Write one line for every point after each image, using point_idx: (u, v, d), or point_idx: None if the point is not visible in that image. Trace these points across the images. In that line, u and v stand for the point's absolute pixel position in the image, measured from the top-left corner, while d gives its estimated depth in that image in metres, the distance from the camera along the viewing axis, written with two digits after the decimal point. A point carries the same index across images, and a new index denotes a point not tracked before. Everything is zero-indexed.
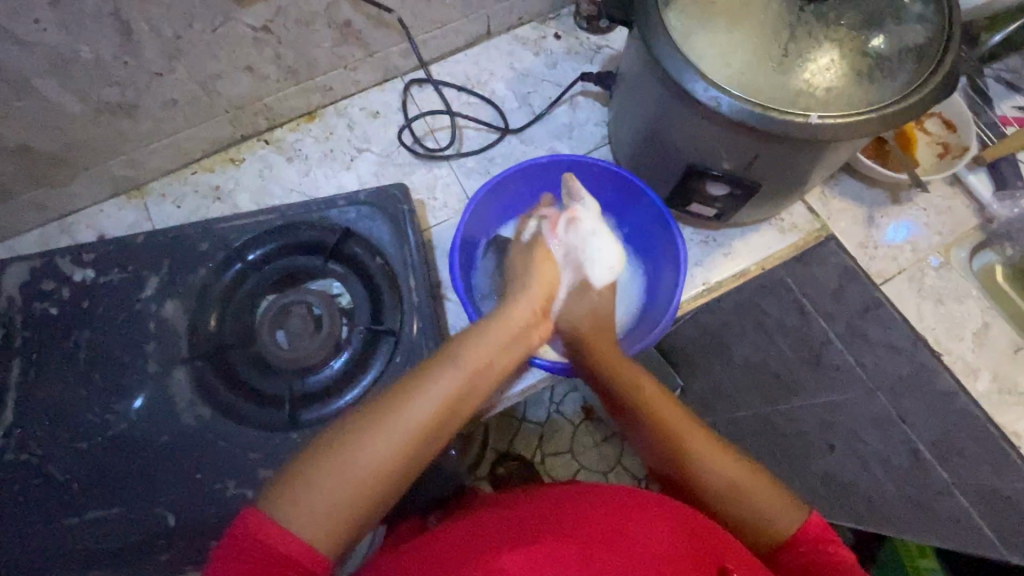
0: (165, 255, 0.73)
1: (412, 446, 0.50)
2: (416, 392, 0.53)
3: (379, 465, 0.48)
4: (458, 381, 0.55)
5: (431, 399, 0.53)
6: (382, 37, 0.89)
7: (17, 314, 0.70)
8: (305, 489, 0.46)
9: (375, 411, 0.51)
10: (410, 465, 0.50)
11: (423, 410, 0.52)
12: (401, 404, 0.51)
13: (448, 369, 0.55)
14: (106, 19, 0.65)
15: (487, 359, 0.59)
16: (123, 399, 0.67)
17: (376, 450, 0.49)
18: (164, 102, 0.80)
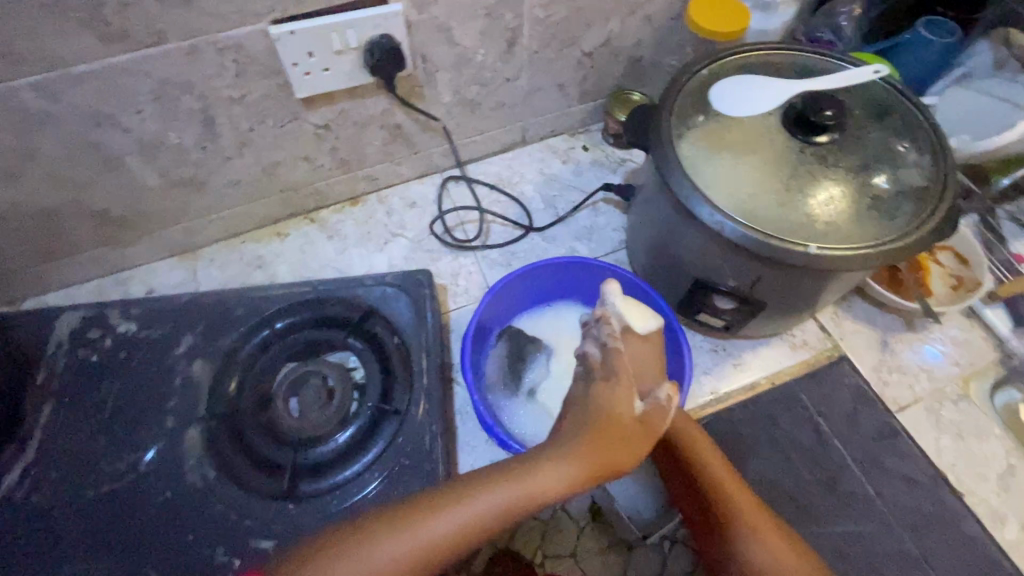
0: (203, 317, 0.79)
1: (423, 555, 0.55)
2: (462, 500, 0.57)
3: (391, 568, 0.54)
4: (495, 505, 0.56)
5: (461, 514, 0.56)
6: (428, 139, 0.99)
7: (61, 358, 0.76)
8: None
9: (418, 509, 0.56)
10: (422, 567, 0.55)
11: (438, 532, 0.55)
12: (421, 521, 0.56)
13: (476, 502, 0.56)
14: (196, 114, 0.77)
15: (536, 495, 0.57)
16: (137, 450, 0.70)
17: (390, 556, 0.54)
18: (228, 181, 0.89)
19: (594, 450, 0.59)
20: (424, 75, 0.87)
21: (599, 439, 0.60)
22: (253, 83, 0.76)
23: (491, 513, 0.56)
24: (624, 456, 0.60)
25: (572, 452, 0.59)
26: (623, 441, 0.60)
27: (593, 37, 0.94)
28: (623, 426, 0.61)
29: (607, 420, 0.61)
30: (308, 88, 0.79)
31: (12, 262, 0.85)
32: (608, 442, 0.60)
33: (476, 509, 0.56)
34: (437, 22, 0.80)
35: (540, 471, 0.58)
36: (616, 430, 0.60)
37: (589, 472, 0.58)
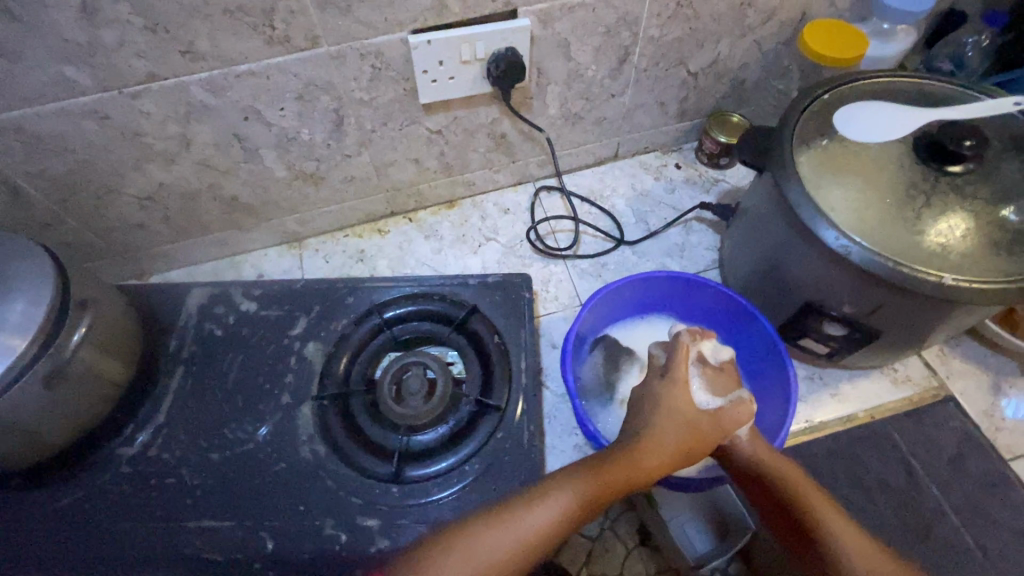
0: (318, 302, 0.84)
1: (518, 551, 0.56)
2: (551, 493, 0.59)
3: (496, 561, 0.55)
4: (586, 495, 0.59)
5: (553, 505, 0.58)
6: (528, 149, 1.03)
7: (191, 330, 0.82)
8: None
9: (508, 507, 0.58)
10: (517, 565, 0.56)
11: (534, 523, 0.57)
12: (516, 513, 0.57)
13: (566, 487, 0.59)
14: (330, 113, 0.83)
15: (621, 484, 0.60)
16: (256, 422, 0.75)
17: (491, 550, 0.55)
18: (344, 177, 0.95)
19: (671, 439, 0.63)
20: (537, 87, 0.90)
21: (672, 429, 0.64)
22: (384, 87, 0.82)
23: (587, 500, 0.59)
24: (697, 441, 0.64)
25: (646, 436, 0.63)
26: (695, 432, 0.65)
27: (701, 58, 0.95)
28: (691, 418, 0.65)
29: (678, 409, 0.65)
30: (433, 94, 0.84)
31: (149, 239, 0.94)
32: (681, 427, 0.64)
33: (569, 494, 0.59)
34: (558, 37, 0.83)
35: (621, 457, 0.62)
36: (688, 417, 0.65)
37: (669, 460, 0.62)
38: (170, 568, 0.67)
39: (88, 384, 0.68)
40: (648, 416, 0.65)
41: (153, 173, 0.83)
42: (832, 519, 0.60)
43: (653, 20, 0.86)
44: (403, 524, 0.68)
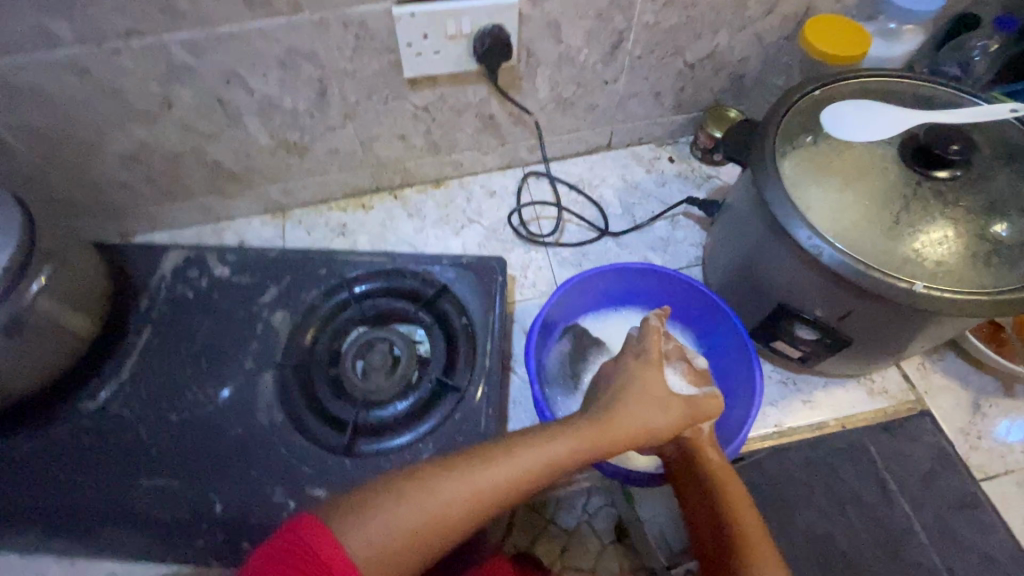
0: (290, 271, 0.84)
1: (472, 503, 0.55)
2: (515, 451, 0.58)
3: (446, 512, 0.54)
4: (551, 456, 0.59)
5: (514, 463, 0.58)
6: (518, 132, 1.01)
7: (163, 291, 0.82)
8: (382, 523, 0.52)
9: (470, 458, 0.58)
10: (467, 517, 0.55)
11: (492, 480, 0.56)
12: (478, 466, 0.57)
13: (532, 447, 0.59)
14: (313, 82, 0.82)
15: (585, 452, 0.60)
16: (217, 385, 0.75)
17: (444, 501, 0.55)
18: (328, 149, 0.95)
19: (643, 415, 0.64)
20: (526, 68, 0.88)
21: (644, 408, 0.64)
22: (368, 59, 0.80)
23: (549, 463, 0.58)
24: (667, 422, 0.65)
25: (616, 409, 0.63)
26: (665, 414, 0.65)
27: (699, 48, 0.93)
28: (664, 400, 0.65)
29: (651, 390, 0.66)
30: (417, 68, 0.83)
31: (132, 199, 0.94)
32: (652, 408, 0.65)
33: (533, 454, 0.58)
34: (548, 17, 0.81)
35: (592, 426, 0.62)
36: (660, 398, 0.65)
37: (637, 435, 0.63)
38: (123, 522, 0.68)
39: (51, 335, 0.69)
40: (618, 392, 0.66)
41: (134, 132, 0.83)
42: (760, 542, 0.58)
43: (648, 5, 0.83)
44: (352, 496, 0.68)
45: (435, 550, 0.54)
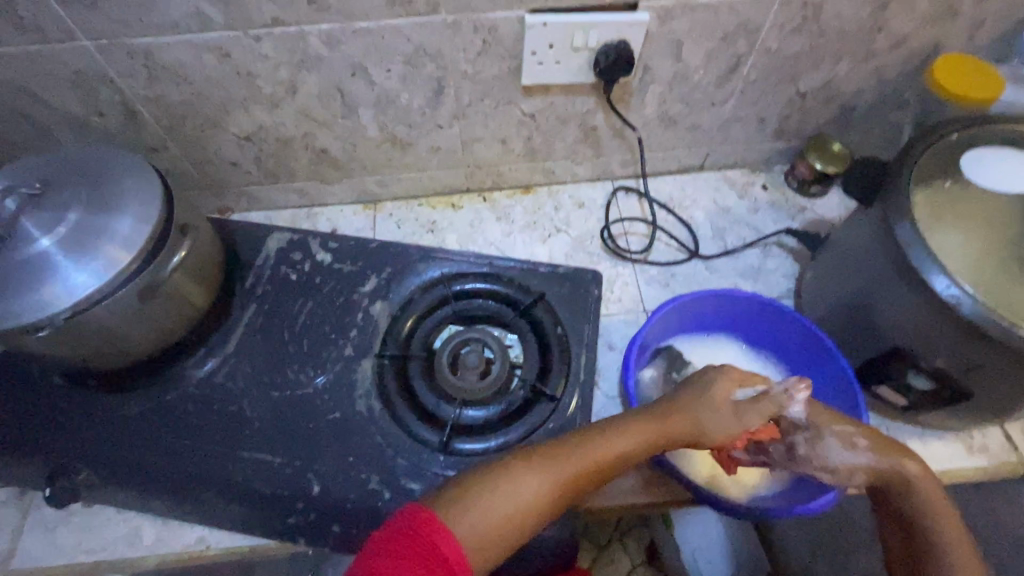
0: (389, 264, 0.86)
1: (559, 490, 0.57)
2: (592, 442, 0.61)
3: (534, 500, 0.56)
4: (625, 447, 0.61)
5: (594, 452, 0.60)
6: (615, 146, 1.01)
7: (267, 270, 0.85)
8: (466, 521, 0.53)
9: (551, 448, 0.60)
10: (552, 505, 0.57)
11: (578, 466, 0.59)
12: (562, 455, 0.59)
13: (608, 439, 0.61)
14: (432, 81, 0.83)
15: (656, 443, 0.63)
16: (317, 368, 0.77)
17: (528, 492, 0.56)
18: (430, 147, 0.96)
19: (711, 416, 0.64)
20: (639, 84, 0.88)
21: (703, 411, 0.64)
22: (490, 63, 0.81)
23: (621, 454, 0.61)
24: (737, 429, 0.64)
25: (666, 411, 0.64)
26: (724, 423, 0.64)
27: (815, 78, 0.91)
28: (725, 403, 0.65)
29: (717, 396, 0.65)
30: (536, 77, 0.83)
31: (239, 177, 0.97)
32: (700, 411, 0.64)
33: (610, 445, 0.61)
34: (673, 36, 0.81)
35: (660, 416, 0.64)
36: (721, 400, 0.65)
37: (704, 436, 0.64)
38: (222, 491, 0.70)
39: (173, 305, 0.71)
40: (684, 391, 0.66)
41: (257, 115, 0.86)
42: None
43: (775, 31, 0.82)
44: None
45: (518, 541, 0.56)
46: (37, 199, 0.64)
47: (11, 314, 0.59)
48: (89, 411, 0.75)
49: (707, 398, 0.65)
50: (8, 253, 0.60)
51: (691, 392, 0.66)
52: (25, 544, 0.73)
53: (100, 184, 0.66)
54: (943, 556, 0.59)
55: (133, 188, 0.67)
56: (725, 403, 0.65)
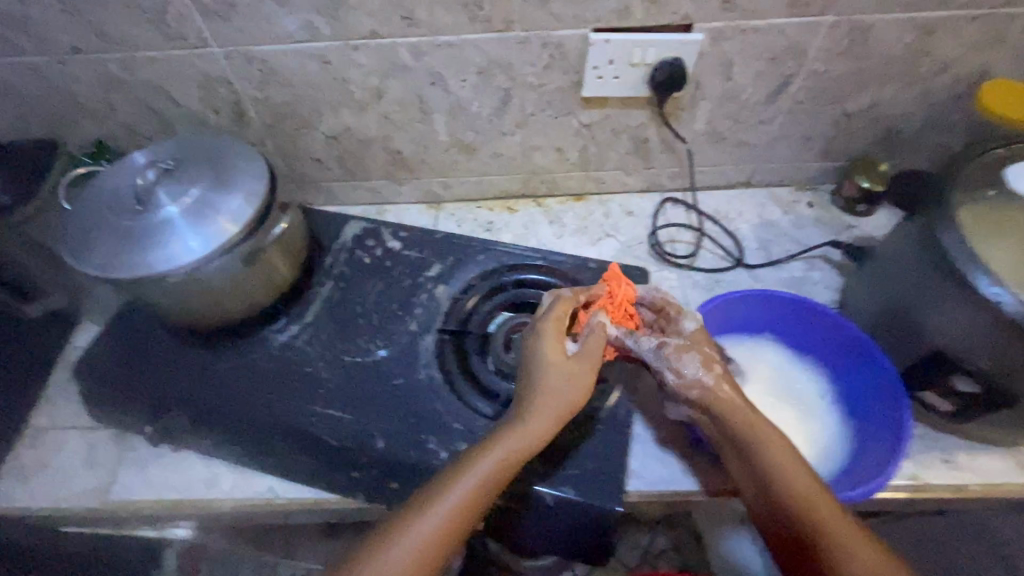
0: (453, 253, 0.94)
1: (440, 537, 0.61)
2: (450, 487, 0.63)
3: (412, 564, 0.60)
4: (485, 470, 0.63)
5: (455, 492, 0.62)
6: (665, 158, 1.07)
7: (344, 253, 0.95)
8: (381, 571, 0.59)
9: (415, 508, 0.62)
10: (435, 555, 0.61)
11: (444, 512, 0.62)
12: (423, 512, 0.62)
13: (467, 470, 0.64)
14: (500, 91, 0.93)
15: (519, 454, 0.65)
16: (385, 341, 0.85)
17: (403, 557, 0.60)
18: (493, 153, 1.05)
19: (558, 394, 0.69)
20: (690, 100, 0.95)
21: (547, 399, 0.68)
22: (554, 77, 0.90)
23: (481, 483, 0.63)
24: (579, 394, 0.70)
25: (541, 399, 0.68)
26: (571, 393, 0.69)
27: (861, 100, 0.96)
28: (569, 368, 0.70)
29: (548, 358, 0.70)
30: (597, 90, 0.91)
31: (322, 174, 1.09)
32: (562, 384, 0.69)
33: (471, 474, 0.63)
34: (724, 56, 0.88)
35: (511, 431, 0.66)
36: (563, 368, 0.70)
37: (557, 418, 0.68)
38: (296, 440, 0.77)
39: (267, 273, 0.81)
40: (529, 368, 0.71)
41: (345, 117, 0.97)
42: (851, 535, 0.63)
43: (823, 54, 0.88)
44: None
45: None
46: (169, 174, 0.76)
47: (142, 264, 0.69)
48: (183, 364, 0.85)
49: (540, 382, 0.69)
50: (145, 215, 0.72)
51: (532, 365, 0.71)
52: (123, 478, 0.85)
53: (220, 165, 0.78)
54: (763, 450, 0.68)
55: (246, 169, 0.78)
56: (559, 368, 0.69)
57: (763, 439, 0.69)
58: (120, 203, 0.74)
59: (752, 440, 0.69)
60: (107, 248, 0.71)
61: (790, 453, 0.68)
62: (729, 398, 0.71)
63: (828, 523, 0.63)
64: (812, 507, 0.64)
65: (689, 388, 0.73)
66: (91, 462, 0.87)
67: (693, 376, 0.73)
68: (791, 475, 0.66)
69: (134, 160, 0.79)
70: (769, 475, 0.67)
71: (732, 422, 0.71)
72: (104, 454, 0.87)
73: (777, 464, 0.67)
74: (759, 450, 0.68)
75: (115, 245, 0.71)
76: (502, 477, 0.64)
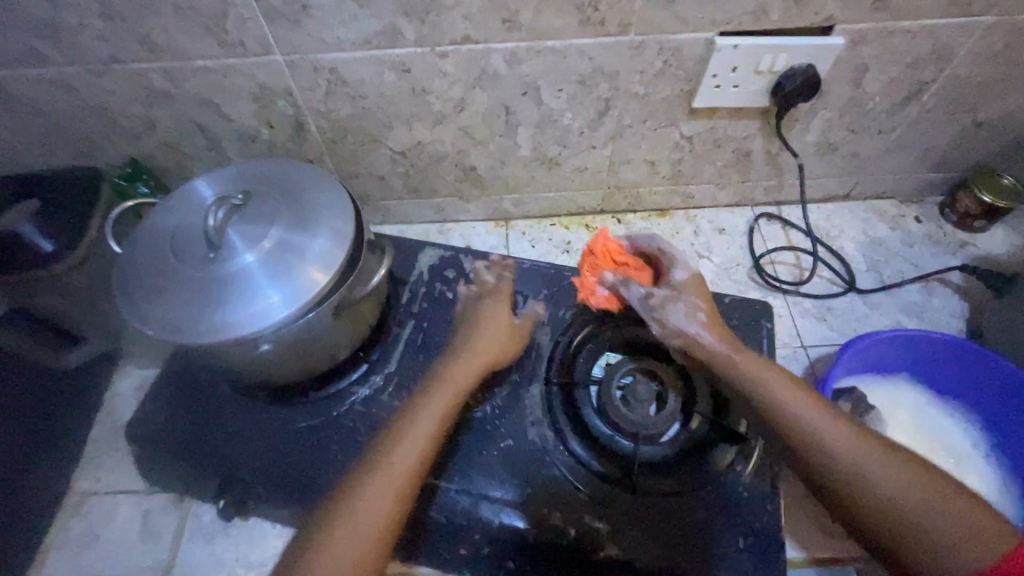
0: (546, 287, 0.84)
1: (406, 491, 0.59)
2: (399, 436, 0.62)
3: (377, 518, 0.57)
4: (428, 415, 0.64)
5: (403, 438, 0.62)
6: (765, 171, 0.97)
7: (423, 287, 0.84)
8: (357, 525, 0.57)
9: (373, 458, 0.61)
10: (400, 506, 0.59)
11: (403, 457, 0.61)
12: (378, 460, 0.61)
13: (414, 417, 0.64)
14: (599, 102, 0.81)
15: (423, 392, 0.67)
16: (483, 394, 0.75)
17: (373, 517, 0.57)
18: (577, 167, 0.94)
19: (481, 344, 0.72)
20: (810, 109, 0.84)
21: (493, 356, 0.72)
22: (663, 85, 0.79)
23: (431, 429, 0.64)
24: (495, 345, 0.73)
25: (467, 351, 0.72)
26: (486, 343, 0.73)
27: (998, 108, 0.86)
28: (511, 330, 0.76)
29: (481, 315, 0.76)
30: (711, 99, 0.81)
31: (382, 192, 0.98)
32: (484, 336, 0.73)
33: (417, 419, 0.64)
34: (860, 62, 0.77)
35: (442, 378, 0.69)
36: (489, 324, 0.75)
37: (480, 363, 0.71)
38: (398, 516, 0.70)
39: (352, 322, 0.71)
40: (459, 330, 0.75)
41: (418, 132, 0.85)
42: (852, 435, 0.59)
43: (970, 59, 0.77)
44: (632, 535, 0.66)
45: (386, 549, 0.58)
46: (241, 211, 0.64)
47: (223, 327, 0.58)
48: (251, 423, 0.75)
49: (475, 342, 0.72)
50: (220, 265, 0.60)
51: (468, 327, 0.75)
52: (188, 552, 0.76)
53: (294, 195, 0.66)
54: (756, 379, 0.66)
55: (329, 204, 0.66)
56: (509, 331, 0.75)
57: (756, 374, 0.67)
58: (186, 248, 0.62)
59: (748, 379, 0.67)
60: (176, 305, 0.59)
61: (790, 385, 0.65)
62: (716, 342, 0.71)
63: (838, 443, 0.59)
64: (802, 421, 0.61)
65: (676, 337, 0.73)
66: (146, 532, 0.78)
67: (683, 322, 0.73)
68: (797, 406, 0.63)
69: (193, 191, 0.67)
70: (772, 410, 0.64)
71: (717, 353, 0.70)
72: (162, 522, 0.78)
73: (779, 391, 0.65)
74: (756, 387, 0.66)
75: (186, 303, 0.59)
76: (438, 419, 0.65)
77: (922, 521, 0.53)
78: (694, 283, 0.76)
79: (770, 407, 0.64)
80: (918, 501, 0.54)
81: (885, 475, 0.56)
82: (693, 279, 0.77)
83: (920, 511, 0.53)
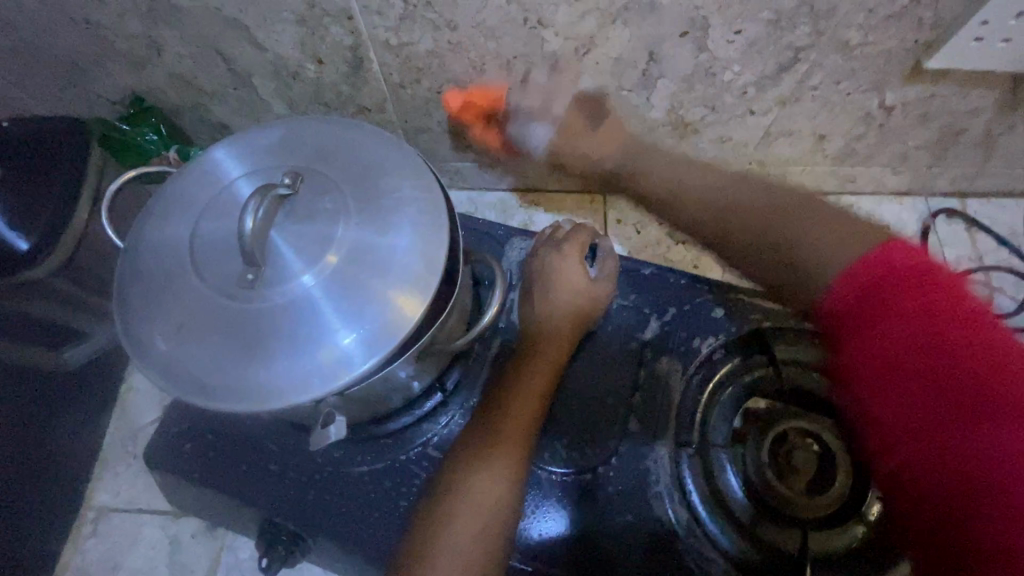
0: (675, 302, 0.65)
1: (516, 460, 0.52)
2: (507, 401, 0.55)
3: (492, 494, 0.50)
4: (534, 381, 0.57)
5: (513, 407, 0.55)
6: (967, 157, 0.72)
7: (512, 293, 0.67)
8: (451, 529, 0.48)
9: (482, 429, 0.54)
10: (516, 480, 0.52)
11: (515, 414, 0.54)
12: (488, 425, 0.54)
13: (519, 380, 0.56)
14: (785, 53, 0.57)
15: (524, 356, 0.58)
16: (591, 445, 0.59)
17: (485, 488, 0.50)
18: (716, 138, 0.70)
19: (565, 306, 0.59)
20: None
21: (576, 311, 0.60)
22: (893, 32, 0.54)
23: (536, 392, 0.56)
24: (584, 308, 0.60)
25: (550, 312, 0.59)
26: (576, 307, 0.60)
27: None
28: (590, 292, 0.60)
29: (552, 274, 0.60)
30: (958, 57, 0.55)
31: (454, 152, 0.76)
32: (571, 297, 0.60)
33: (522, 385, 0.56)
34: None
35: (535, 342, 0.59)
36: (573, 287, 0.60)
37: (572, 322, 0.60)
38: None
39: (435, 355, 0.53)
40: (533, 286, 0.61)
41: (518, 79, 0.62)
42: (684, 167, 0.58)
43: None
44: None
45: (511, 532, 0.51)
46: (287, 207, 0.43)
47: (269, 390, 0.41)
48: (293, 458, 0.60)
49: (560, 299, 0.59)
50: (266, 296, 0.42)
51: (542, 278, 0.60)
52: None
53: (359, 179, 0.46)
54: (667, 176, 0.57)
55: (413, 200, 0.45)
56: (584, 293, 0.60)
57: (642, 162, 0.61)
58: (214, 262, 0.43)
59: (677, 185, 0.56)
60: (205, 352, 0.42)
61: (680, 166, 0.59)
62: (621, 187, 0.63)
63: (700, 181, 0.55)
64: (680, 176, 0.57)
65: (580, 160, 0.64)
66: (178, 562, 0.67)
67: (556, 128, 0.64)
68: (717, 186, 0.53)
69: (220, 168, 0.47)
70: (704, 203, 0.54)
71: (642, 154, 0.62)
72: (194, 553, 0.67)
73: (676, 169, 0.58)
74: (683, 187, 0.56)
75: (218, 350, 0.42)
76: (539, 381, 0.57)
77: (802, 229, 0.48)
78: (580, 115, 0.63)
79: (734, 199, 0.51)
80: (812, 219, 0.48)
81: (762, 202, 0.51)
82: (576, 109, 0.63)
83: (796, 218, 0.49)
